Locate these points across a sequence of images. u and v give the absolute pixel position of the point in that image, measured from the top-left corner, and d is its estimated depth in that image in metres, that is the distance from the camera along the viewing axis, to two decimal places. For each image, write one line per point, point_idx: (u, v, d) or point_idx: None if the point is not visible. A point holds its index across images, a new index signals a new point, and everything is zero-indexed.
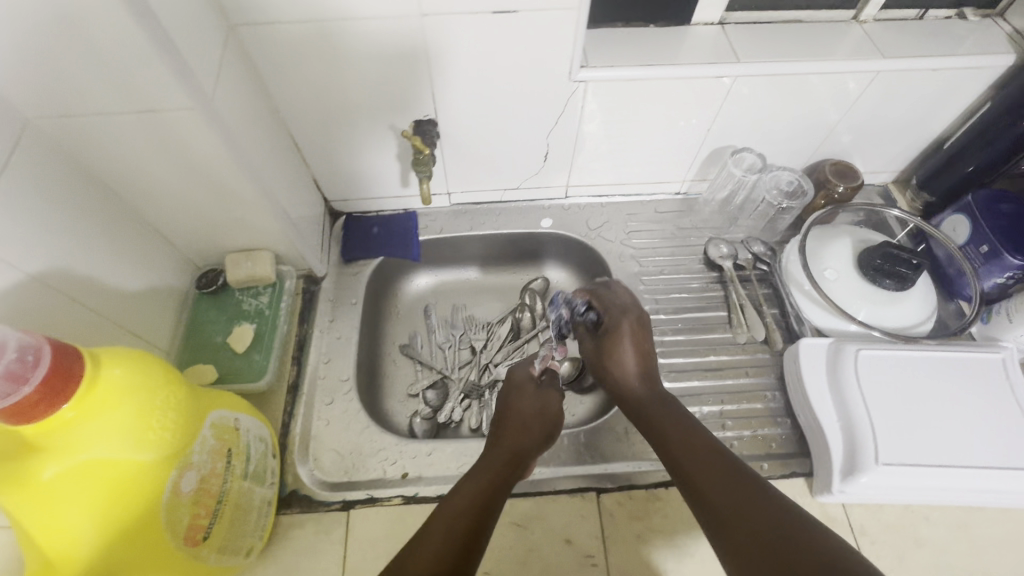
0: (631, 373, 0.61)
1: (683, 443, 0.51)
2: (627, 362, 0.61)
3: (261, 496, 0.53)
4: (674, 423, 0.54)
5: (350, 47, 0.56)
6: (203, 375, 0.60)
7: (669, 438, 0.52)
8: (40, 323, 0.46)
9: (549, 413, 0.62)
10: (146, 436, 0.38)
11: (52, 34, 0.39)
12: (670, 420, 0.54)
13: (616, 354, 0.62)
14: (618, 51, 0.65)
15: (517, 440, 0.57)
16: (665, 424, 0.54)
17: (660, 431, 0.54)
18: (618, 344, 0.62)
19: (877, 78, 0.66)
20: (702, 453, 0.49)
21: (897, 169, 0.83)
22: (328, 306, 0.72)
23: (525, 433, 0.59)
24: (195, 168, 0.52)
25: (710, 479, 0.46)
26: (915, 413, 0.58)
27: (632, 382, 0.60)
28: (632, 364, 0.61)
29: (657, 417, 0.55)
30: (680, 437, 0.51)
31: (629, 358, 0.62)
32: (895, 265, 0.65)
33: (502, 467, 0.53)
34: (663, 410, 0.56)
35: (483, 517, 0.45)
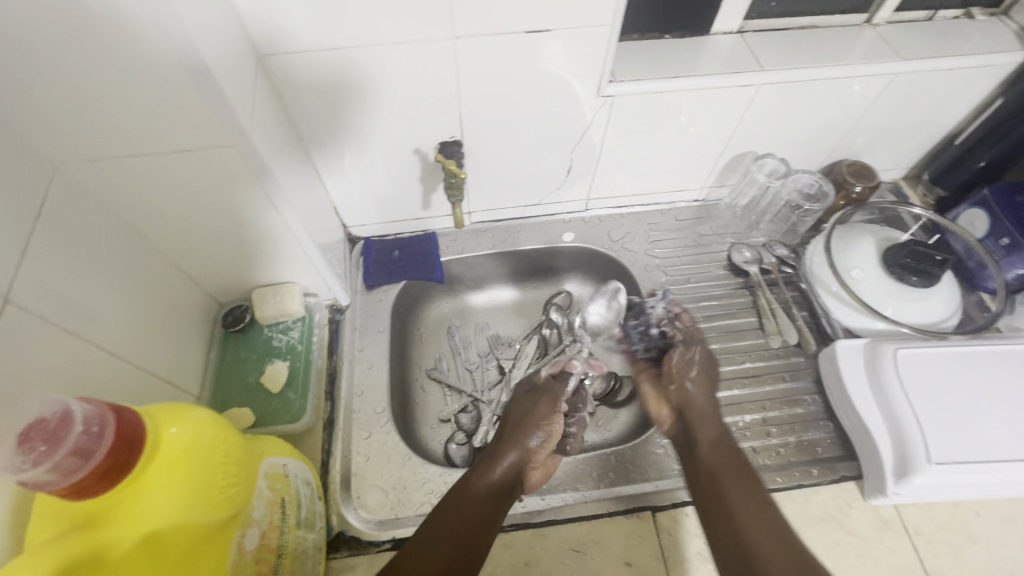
0: (704, 403, 0.62)
1: (740, 492, 0.53)
2: (703, 387, 0.64)
3: (313, 542, 0.51)
4: (732, 466, 0.55)
5: (379, 71, 0.55)
6: (239, 419, 0.57)
7: (723, 481, 0.54)
8: (90, 383, 0.43)
9: (543, 420, 0.62)
10: (212, 496, 0.36)
11: (90, 77, 0.37)
12: (727, 459, 0.56)
13: (699, 374, 0.64)
14: (642, 64, 0.65)
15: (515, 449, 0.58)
16: (723, 465, 0.55)
17: (715, 471, 0.55)
18: (705, 367, 0.65)
19: (894, 81, 0.67)
20: (759, 511, 0.51)
21: (907, 166, 0.85)
22: (355, 334, 0.70)
23: (517, 440, 0.59)
24: (226, 204, 0.51)
25: (748, 508, 0.51)
26: (960, 409, 0.58)
27: (700, 404, 0.62)
28: (708, 391, 0.63)
29: (714, 455, 0.56)
30: (740, 487, 0.53)
31: (709, 384, 0.64)
32: (922, 264, 0.66)
33: (499, 480, 0.55)
34: (726, 453, 0.57)
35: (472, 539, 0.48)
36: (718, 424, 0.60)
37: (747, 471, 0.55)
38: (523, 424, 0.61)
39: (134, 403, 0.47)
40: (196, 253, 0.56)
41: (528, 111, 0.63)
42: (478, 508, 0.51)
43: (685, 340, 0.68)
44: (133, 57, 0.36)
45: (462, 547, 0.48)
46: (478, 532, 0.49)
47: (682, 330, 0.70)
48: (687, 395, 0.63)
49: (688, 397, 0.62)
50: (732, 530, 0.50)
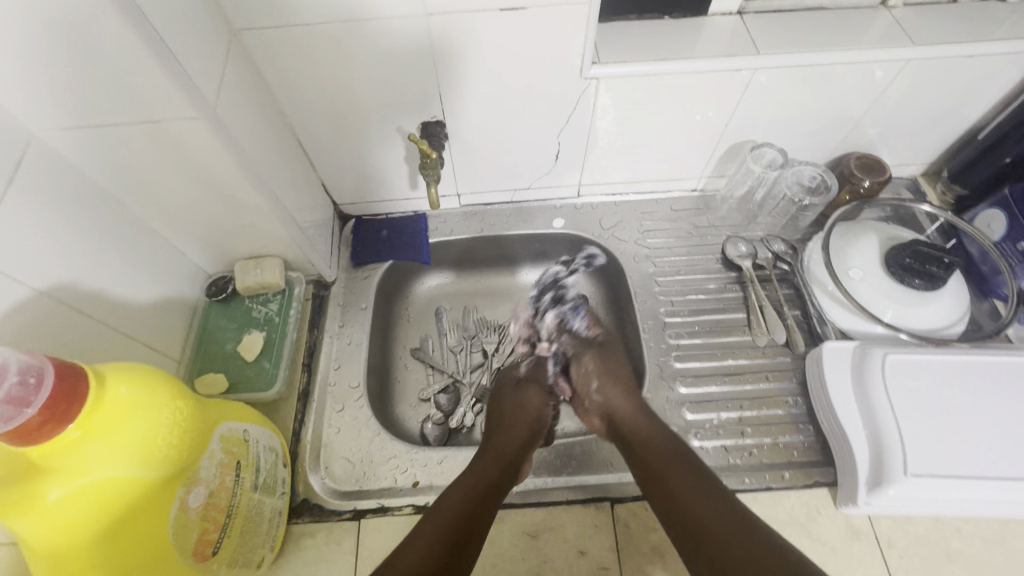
0: (620, 400, 0.63)
1: (682, 479, 0.53)
2: (608, 386, 0.65)
3: (272, 506, 0.53)
4: (675, 462, 0.55)
5: (354, 48, 0.55)
6: (213, 384, 0.60)
7: (668, 475, 0.54)
8: (56, 340, 0.45)
9: (533, 415, 0.65)
10: (153, 455, 0.38)
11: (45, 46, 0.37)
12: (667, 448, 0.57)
13: (600, 381, 0.66)
14: (631, 44, 0.62)
15: (506, 447, 0.58)
16: (663, 455, 0.56)
17: (657, 467, 0.55)
18: (605, 371, 0.67)
19: (908, 67, 0.62)
20: (715, 500, 0.50)
21: (926, 162, 0.80)
22: (339, 310, 0.72)
23: (509, 436, 0.60)
24: (200, 177, 0.52)
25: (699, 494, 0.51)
26: (946, 421, 0.55)
27: (621, 405, 0.63)
28: (621, 385, 0.65)
29: (657, 450, 0.56)
30: (683, 480, 0.53)
31: (615, 378, 0.66)
32: (925, 265, 0.62)
33: (494, 476, 0.55)
34: (668, 446, 0.56)
35: (466, 535, 0.48)
36: (651, 421, 0.60)
37: (691, 461, 0.55)
38: (517, 416, 0.64)
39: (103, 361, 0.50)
40: (177, 224, 0.57)
41: (511, 92, 0.62)
42: (472, 504, 0.51)
43: (576, 354, 0.71)
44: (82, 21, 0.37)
45: (458, 540, 0.47)
46: (468, 524, 0.49)
47: (569, 340, 0.73)
48: (605, 403, 0.64)
49: (602, 402, 0.64)
50: (685, 517, 0.50)
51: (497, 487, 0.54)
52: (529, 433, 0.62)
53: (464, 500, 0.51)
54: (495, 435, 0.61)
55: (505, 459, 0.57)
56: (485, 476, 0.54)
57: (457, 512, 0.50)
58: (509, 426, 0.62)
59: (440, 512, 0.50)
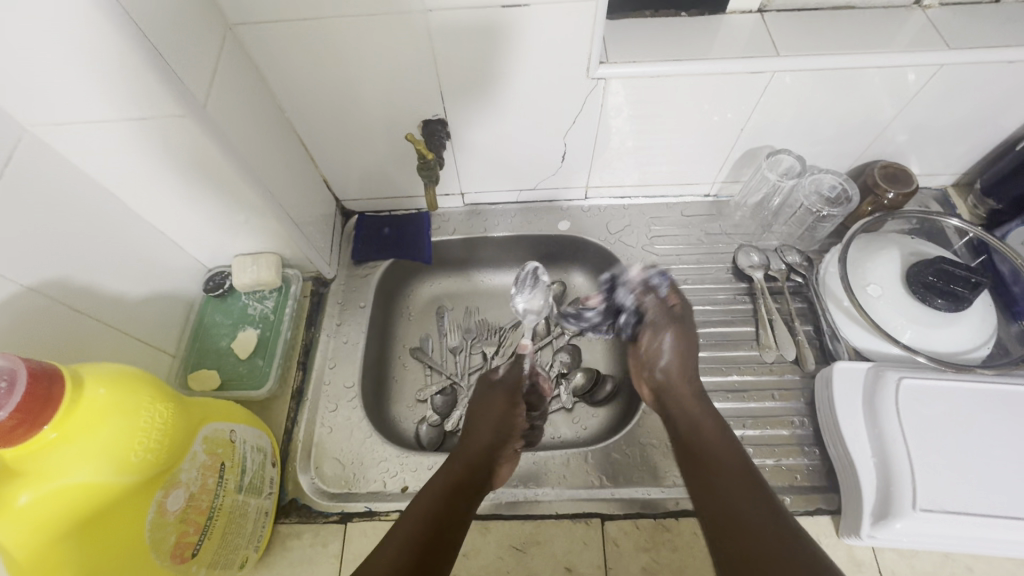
0: (680, 384, 0.60)
1: (721, 467, 0.50)
2: (678, 367, 0.61)
3: (258, 506, 0.52)
4: (721, 449, 0.52)
5: (353, 43, 0.54)
6: (206, 380, 0.60)
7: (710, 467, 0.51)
8: (42, 335, 0.46)
9: (502, 411, 0.61)
10: (127, 460, 0.37)
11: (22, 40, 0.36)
12: (716, 436, 0.54)
13: (670, 359, 0.62)
14: (643, 43, 0.59)
15: (474, 448, 0.56)
16: (710, 440, 0.53)
17: (702, 452, 0.53)
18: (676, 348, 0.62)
19: (941, 72, 0.58)
20: (750, 495, 0.47)
21: (958, 172, 0.75)
22: (336, 308, 0.71)
23: (477, 438, 0.58)
24: (195, 174, 0.51)
25: (734, 485, 0.48)
26: (961, 454, 0.52)
27: (679, 385, 0.60)
28: (688, 370, 0.61)
29: (708, 440, 0.53)
30: (721, 469, 0.50)
31: (684, 362, 0.61)
32: (951, 283, 0.57)
33: (463, 478, 0.53)
34: (717, 435, 0.54)
35: (434, 536, 0.46)
36: (710, 416, 0.56)
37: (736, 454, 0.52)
38: (484, 413, 0.61)
39: (89, 356, 0.51)
40: (175, 221, 0.57)
41: (515, 91, 0.60)
42: (440, 506, 0.49)
43: (654, 322, 0.64)
44: (58, 13, 0.35)
45: (428, 540, 0.46)
46: (440, 524, 0.47)
47: (654, 303, 0.65)
48: (662, 380, 0.61)
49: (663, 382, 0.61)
50: (723, 509, 0.47)
51: (466, 487, 0.52)
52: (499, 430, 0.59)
53: (432, 499, 0.49)
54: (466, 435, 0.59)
55: (474, 460, 0.55)
56: (453, 478, 0.52)
57: (425, 514, 0.48)
58: (477, 424, 0.60)
59: (411, 514, 0.48)
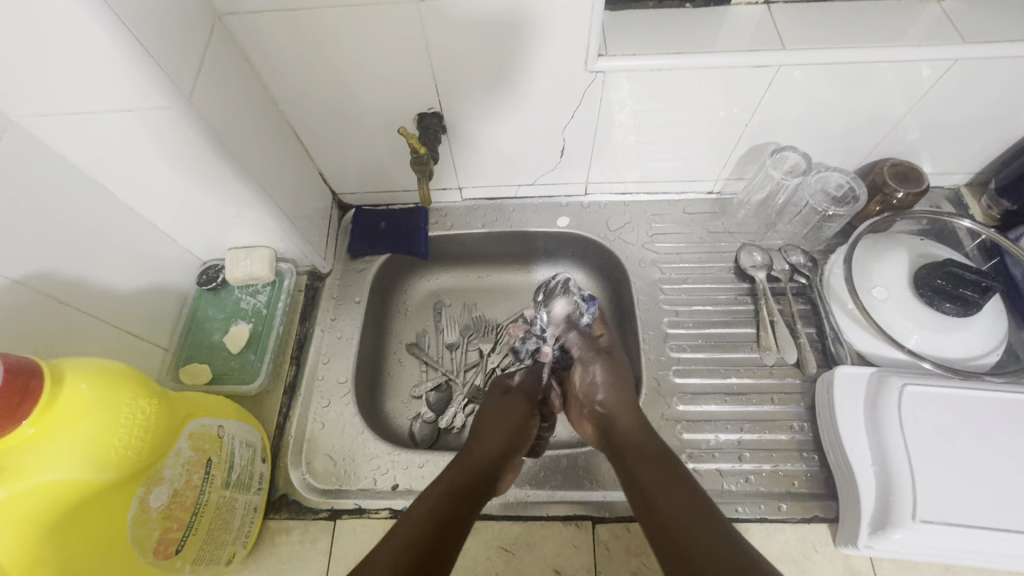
0: (621, 409, 0.59)
1: (657, 474, 0.51)
2: (616, 401, 0.60)
3: (247, 503, 0.52)
4: (653, 453, 0.53)
5: (346, 35, 0.53)
6: (197, 374, 0.60)
7: (654, 487, 0.50)
8: (27, 327, 0.46)
9: (516, 423, 0.60)
10: (107, 456, 0.37)
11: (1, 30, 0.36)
12: (648, 445, 0.54)
13: (607, 393, 0.61)
14: (644, 35, 0.58)
15: (485, 453, 0.55)
16: (642, 446, 0.54)
17: (635, 459, 0.53)
18: (610, 378, 0.62)
19: (956, 67, 0.56)
20: (696, 509, 0.47)
21: (972, 171, 0.73)
22: (332, 302, 0.71)
23: (485, 444, 0.57)
24: (184, 168, 0.50)
25: (672, 491, 0.49)
26: (964, 464, 0.51)
27: (616, 414, 0.58)
28: (627, 399, 0.60)
29: (637, 445, 0.54)
30: (657, 474, 0.51)
31: (620, 392, 0.60)
32: (959, 287, 0.55)
33: (467, 480, 0.51)
34: (653, 449, 0.54)
35: (439, 539, 0.45)
36: (644, 434, 0.56)
37: (671, 458, 0.53)
38: (501, 418, 0.61)
39: (77, 350, 0.51)
40: (167, 214, 0.56)
41: (512, 84, 0.59)
42: (439, 509, 0.48)
43: (583, 358, 0.66)
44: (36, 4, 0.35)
45: (429, 546, 0.44)
46: (441, 530, 0.46)
47: (579, 341, 0.68)
48: (603, 413, 0.59)
49: (602, 414, 0.59)
50: (669, 523, 0.46)
51: (469, 491, 0.50)
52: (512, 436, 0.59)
53: (435, 500, 0.48)
54: (475, 439, 0.58)
55: (482, 465, 0.54)
56: (458, 481, 0.51)
57: (427, 517, 0.47)
58: (486, 433, 0.58)
59: (408, 519, 0.46)
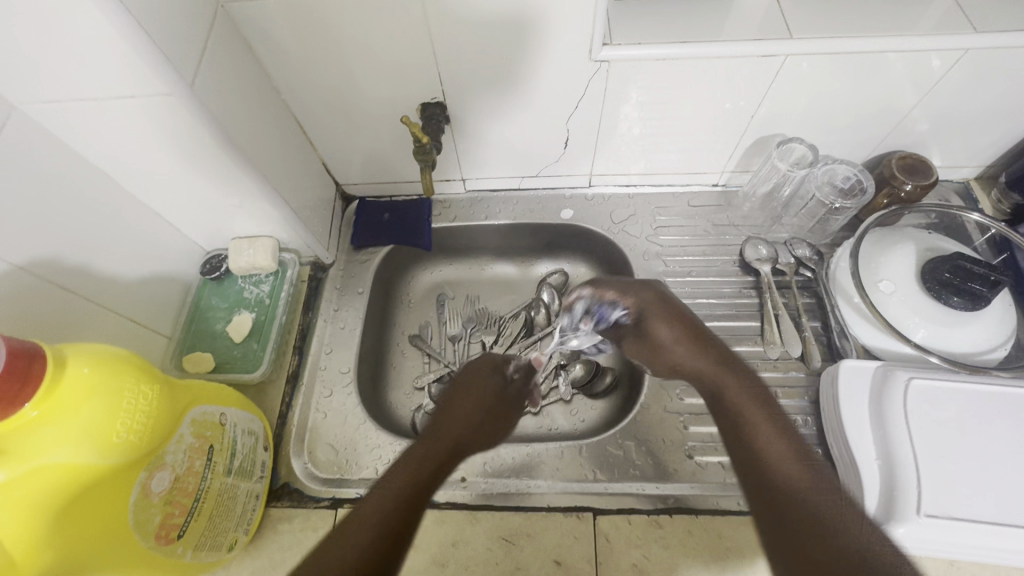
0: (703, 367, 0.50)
1: (767, 437, 0.43)
2: (678, 338, 0.53)
3: (249, 490, 0.53)
4: (763, 415, 0.45)
5: (349, 23, 0.52)
6: (201, 362, 0.61)
7: (767, 457, 0.41)
8: (33, 313, 0.46)
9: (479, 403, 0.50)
10: (110, 441, 0.37)
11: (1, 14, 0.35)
12: (753, 406, 0.45)
13: (670, 333, 0.53)
14: (650, 25, 0.57)
15: (453, 430, 0.47)
16: (743, 404, 0.46)
17: (743, 420, 0.45)
18: (648, 328, 0.55)
19: (966, 57, 0.55)
20: (817, 485, 0.38)
21: (982, 164, 0.72)
22: (335, 293, 0.71)
23: (454, 418, 0.48)
24: (187, 155, 0.50)
25: (788, 462, 0.40)
26: (970, 458, 0.50)
27: (694, 357, 0.52)
28: (706, 352, 0.51)
29: (741, 407, 0.46)
30: (768, 439, 0.42)
31: (671, 324, 0.54)
32: (967, 281, 0.54)
33: (434, 467, 0.43)
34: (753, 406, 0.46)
35: (407, 522, 0.38)
36: (734, 379, 0.48)
37: (788, 428, 0.43)
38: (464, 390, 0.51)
39: (81, 337, 0.51)
40: (171, 203, 0.57)
41: (515, 74, 0.58)
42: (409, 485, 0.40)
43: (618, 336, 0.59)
44: None
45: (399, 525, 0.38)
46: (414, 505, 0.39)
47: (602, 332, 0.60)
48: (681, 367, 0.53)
49: (676, 361, 0.53)
50: (799, 508, 0.37)
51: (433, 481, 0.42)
52: (484, 412, 0.50)
53: (404, 483, 0.41)
54: (441, 415, 0.49)
55: (454, 440, 0.46)
56: (432, 457, 0.44)
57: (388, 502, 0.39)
58: (451, 410, 0.49)
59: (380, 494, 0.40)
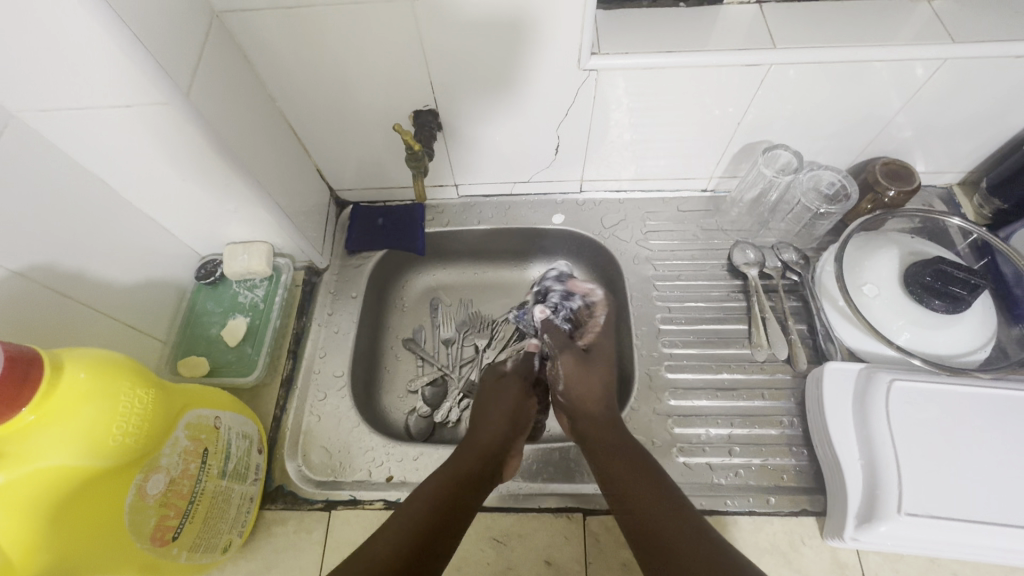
0: (592, 404, 0.60)
1: (654, 504, 0.49)
2: (588, 389, 0.62)
3: (243, 492, 0.53)
4: (645, 477, 0.52)
5: (342, 35, 0.54)
6: (195, 367, 0.61)
7: (635, 498, 0.50)
8: (26, 319, 0.47)
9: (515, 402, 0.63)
10: (105, 444, 0.38)
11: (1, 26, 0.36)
12: (636, 468, 0.53)
13: (576, 379, 0.63)
14: (637, 34, 0.58)
15: (486, 439, 0.57)
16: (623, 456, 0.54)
17: (625, 481, 0.52)
18: (578, 374, 0.63)
19: (946, 66, 0.56)
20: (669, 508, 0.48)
21: (964, 170, 0.73)
22: (329, 297, 0.72)
23: (489, 427, 0.59)
24: (182, 163, 0.51)
25: (656, 505, 0.49)
26: (950, 458, 0.52)
27: (595, 414, 0.59)
28: (600, 392, 0.61)
29: (624, 470, 0.52)
30: (657, 503, 0.49)
31: (586, 381, 0.62)
32: (948, 285, 0.55)
33: (472, 468, 0.53)
34: (622, 454, 0.54)
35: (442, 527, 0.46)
36: (607, 416, 0.59)
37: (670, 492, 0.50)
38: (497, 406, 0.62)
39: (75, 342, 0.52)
40: (166, 209, 0.57)
41: (506, 83, 0.60)
42: (447, 494, 0.49)
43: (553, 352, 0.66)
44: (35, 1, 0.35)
45: (432, 531, 0.46)
46: (453, 509, 0.48)
47: (552, 339, 0.67)
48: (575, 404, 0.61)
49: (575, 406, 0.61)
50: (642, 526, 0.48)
51: (475, 477, 0.52)
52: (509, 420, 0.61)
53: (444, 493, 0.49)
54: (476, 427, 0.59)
55: (484, 447, 0.56)
56: (465, 469, 0.53)
57: (432, 499, 0.48)
58: (487, 417, 0.61)
59: (416, 499, 0.48)
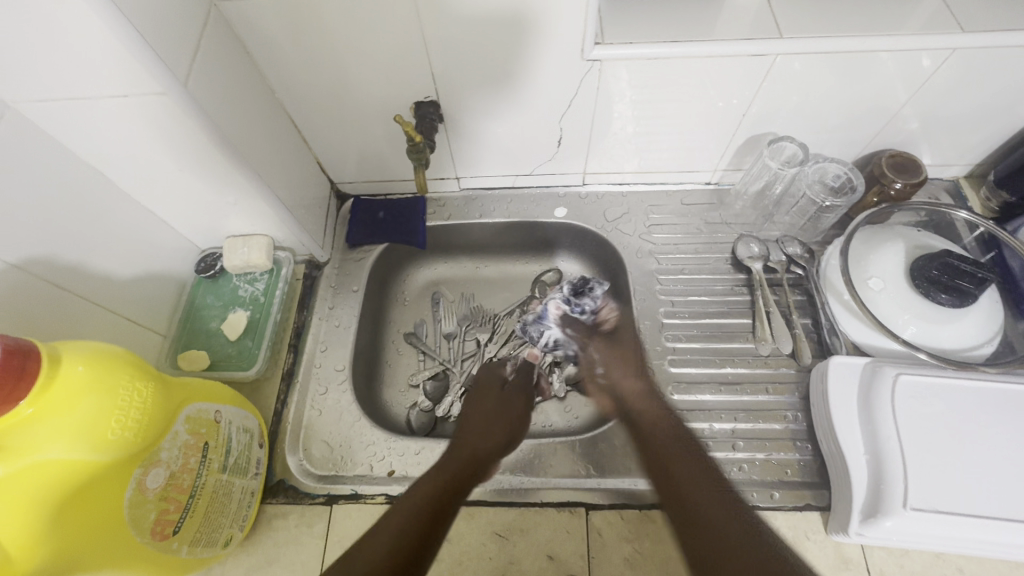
0: (637, 390, 0.63)
1: (706, 496, 0.51)
2: (627, 375, 0.64)
3: (243, 487, 0.53)
4: (700, 468, 0.54)
5: (342, 24, 0.53)
6: (195, 360, 0.61)
7: (687, 484, 0.52)
8: (24, 312, 0.46)
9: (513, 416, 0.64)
10: (105, 437, 0.37)
11: None
12: (686, 455, 0.55)
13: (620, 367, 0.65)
14: (642, 25, 0.58)
15: (477, 443, 0.59)
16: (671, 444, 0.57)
17: (677, 469, 0.54)
18: (614, 358, 0.66)
19: (955, 56, 0.55)
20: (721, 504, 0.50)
21: (971, 163, 0.73)
22: (330, 291, 0.71)
23: (482, 432, 0.60)
24: (182, 156, 0.51)
25: (702, 494, 0.51)
26: (956, 452, 0.51)
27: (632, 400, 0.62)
28: (649, 381, 0.63)
29: (675, 455, 0.55)
30: (711, 492, 0.52)
31: (626, 362, 0.65)
32: (956, 279, 0.55)
33: (461, 472, 0.55)
34: (674, 440, 0.57)
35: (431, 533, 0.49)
36: (647, 398, 0.61)
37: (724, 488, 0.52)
38: (497, 414, 0.63)
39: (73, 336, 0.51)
40: (165, 201, 0.57)
41: (509, 74, 0.59)
42: (435, 499, 0.51)
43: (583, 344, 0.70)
44: None
45: (422, 539, 0.48)
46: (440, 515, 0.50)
47: (577, 332, 0.70)
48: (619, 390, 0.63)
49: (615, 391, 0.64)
50: (688, 509, 0.50)
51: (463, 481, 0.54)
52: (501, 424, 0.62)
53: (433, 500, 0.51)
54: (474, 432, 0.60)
55: (474, 452, 0.58)
56: (453, 473, 0.55)
57: (419, 505, 0.50)
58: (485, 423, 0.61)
59: (404, 505, 0.50)
